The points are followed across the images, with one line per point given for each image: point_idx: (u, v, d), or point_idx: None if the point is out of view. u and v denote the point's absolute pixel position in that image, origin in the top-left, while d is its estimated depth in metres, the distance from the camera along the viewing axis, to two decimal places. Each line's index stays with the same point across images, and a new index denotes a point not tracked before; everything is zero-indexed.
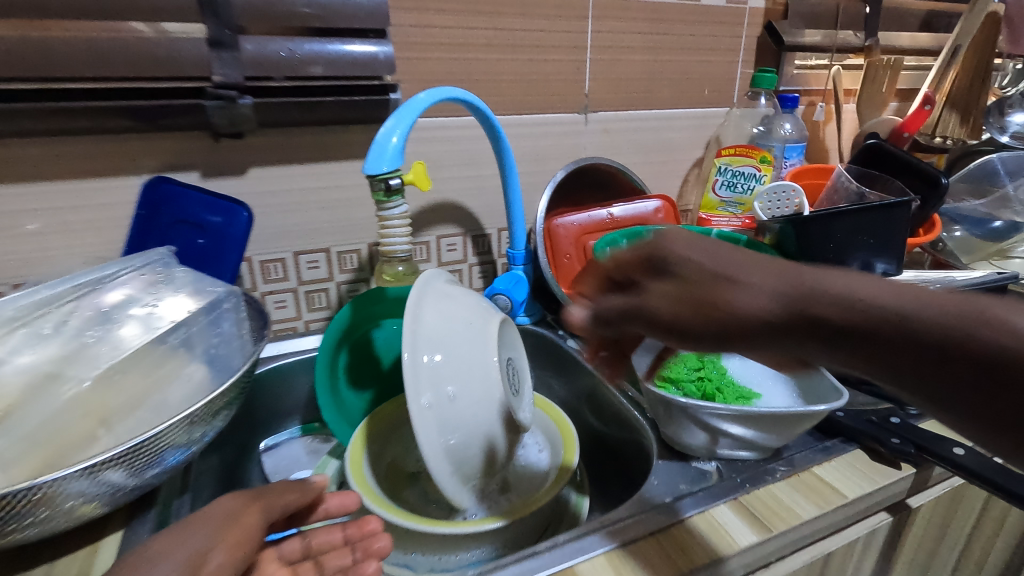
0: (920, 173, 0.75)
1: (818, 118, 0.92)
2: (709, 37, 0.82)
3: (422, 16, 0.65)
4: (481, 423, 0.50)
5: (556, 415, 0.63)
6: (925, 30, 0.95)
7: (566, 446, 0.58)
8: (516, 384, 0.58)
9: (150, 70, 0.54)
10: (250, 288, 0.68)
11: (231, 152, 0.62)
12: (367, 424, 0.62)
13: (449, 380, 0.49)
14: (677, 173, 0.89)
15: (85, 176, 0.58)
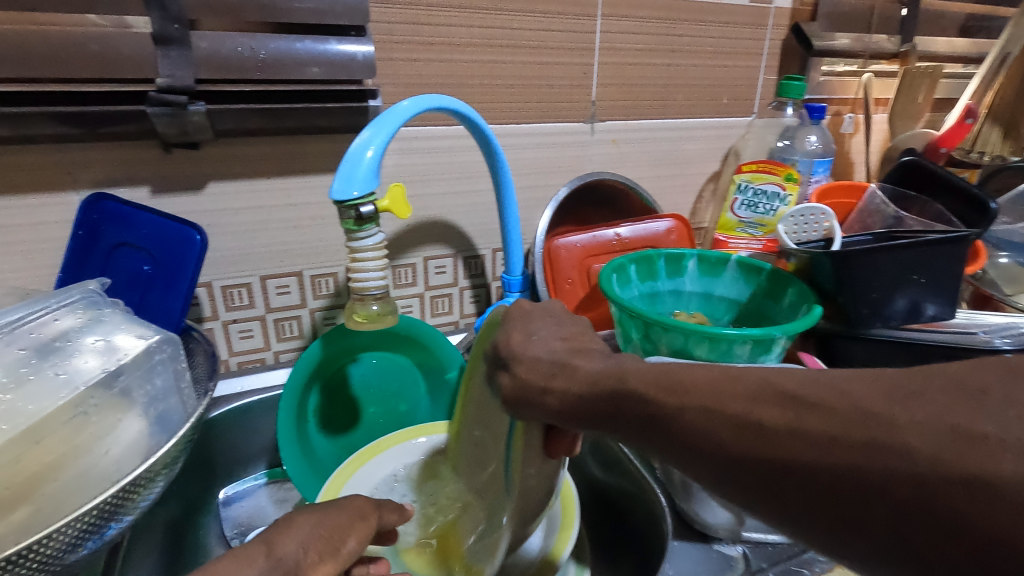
0: (967, 196, 0.67)
1: (846, 130, 0.84)
2: (730, 40, 0.74)
3: (407, 12, 0.57)
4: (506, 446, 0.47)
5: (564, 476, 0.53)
6: (964, 35, 0.87)
7: (566, 516, 0.50)
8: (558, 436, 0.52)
9: (81, 69, 0.46)
10: (209, 316, 0.60)
11: (185, 165, 0.54)
12: (353, 459, 0.55)
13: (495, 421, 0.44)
14: (691, 188, 0.81)
15: (9, 191, 0.50)
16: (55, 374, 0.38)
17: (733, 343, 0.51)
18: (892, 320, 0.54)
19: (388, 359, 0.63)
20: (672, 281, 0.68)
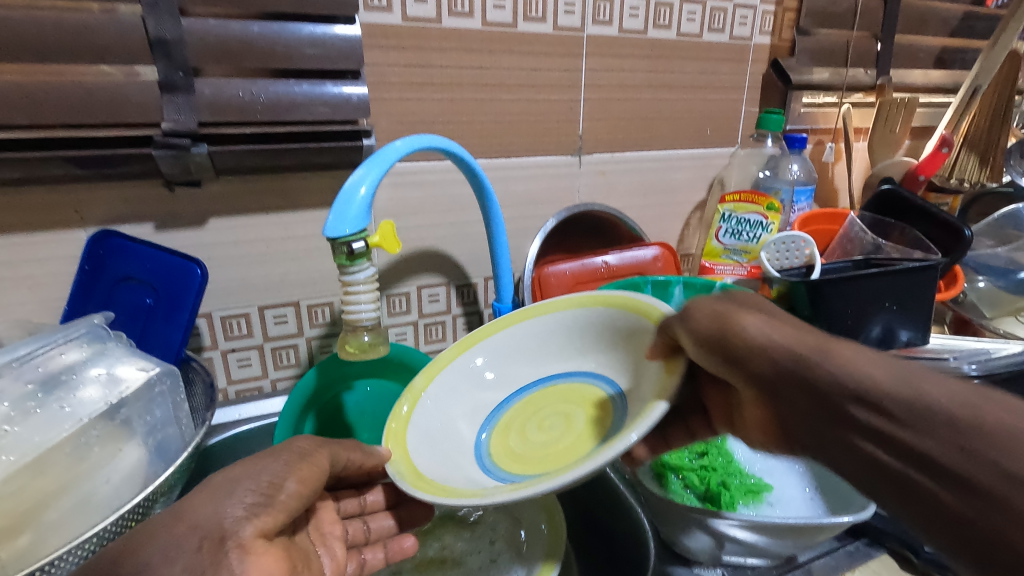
0: (944, 224, 0.69)
1: (827, 158, 0.87)
2: (712, 75, 0.77)
3: (400, 55, 0.60)
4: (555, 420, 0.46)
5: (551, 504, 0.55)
6: (939, 67, 0.90)
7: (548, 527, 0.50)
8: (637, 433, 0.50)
9: (90, 115, 0.49)
10: (209, 346, 0.62)
11: (187, 203, 0.57)
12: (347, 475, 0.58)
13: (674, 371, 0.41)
14: (678, 216, 0.84)
15: (19, 229, 0.52)
16: (61, 407, 0.40)
17: None
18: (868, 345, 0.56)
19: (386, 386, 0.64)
20: None
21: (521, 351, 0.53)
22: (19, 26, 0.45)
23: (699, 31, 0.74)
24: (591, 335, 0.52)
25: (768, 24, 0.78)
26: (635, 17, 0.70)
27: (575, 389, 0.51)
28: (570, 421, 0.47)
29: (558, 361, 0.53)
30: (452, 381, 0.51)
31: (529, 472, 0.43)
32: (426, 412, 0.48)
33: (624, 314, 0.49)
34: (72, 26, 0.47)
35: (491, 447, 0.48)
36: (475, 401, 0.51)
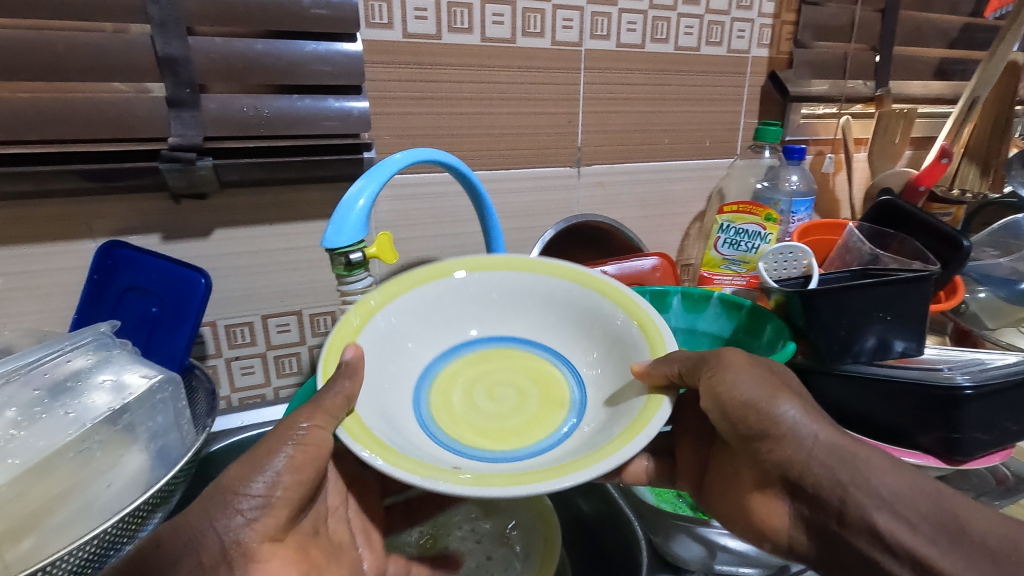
0: (942, 235, 0.70)
1: (826, 169, 0.87)
2: (710, 87, 0.78)
3: (401, 71, 0.62)
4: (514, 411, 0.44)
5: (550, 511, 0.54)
6: (939, 78, 0.91)
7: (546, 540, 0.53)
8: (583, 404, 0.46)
9: (99, 130, 0.51)
10: (213, 354, 0.64)
11: (193, 215, 0.58)
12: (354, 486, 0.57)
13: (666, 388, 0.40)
14: (678, 227, 0.84)
15: (30, 240, 0.54)
16: (65, 412, 0.42)
17: None
18: (863, 354, 0.56)
19: None
20: None
21: (489, 297, 0.51)
22: (33, 47, 0.47)
23: (696, 45, 0.75)
24: (568, 311, 0.50)
25: (766, 37, 0.78)
26: (633, 31, 0.71)
27: (530, 361, 0.49)
28: (523, 398, 0.46)
29: (525, 321, 0.51)
30: (409, 313, 0.48)
31: (457, 443, 0.42)
32: (380, 347, 0.45)
33: (612, 309, 0.47)
34: (83, 46, 0.49)
35: (430, 397, 0.46)
36: (427, 340, 0.49)
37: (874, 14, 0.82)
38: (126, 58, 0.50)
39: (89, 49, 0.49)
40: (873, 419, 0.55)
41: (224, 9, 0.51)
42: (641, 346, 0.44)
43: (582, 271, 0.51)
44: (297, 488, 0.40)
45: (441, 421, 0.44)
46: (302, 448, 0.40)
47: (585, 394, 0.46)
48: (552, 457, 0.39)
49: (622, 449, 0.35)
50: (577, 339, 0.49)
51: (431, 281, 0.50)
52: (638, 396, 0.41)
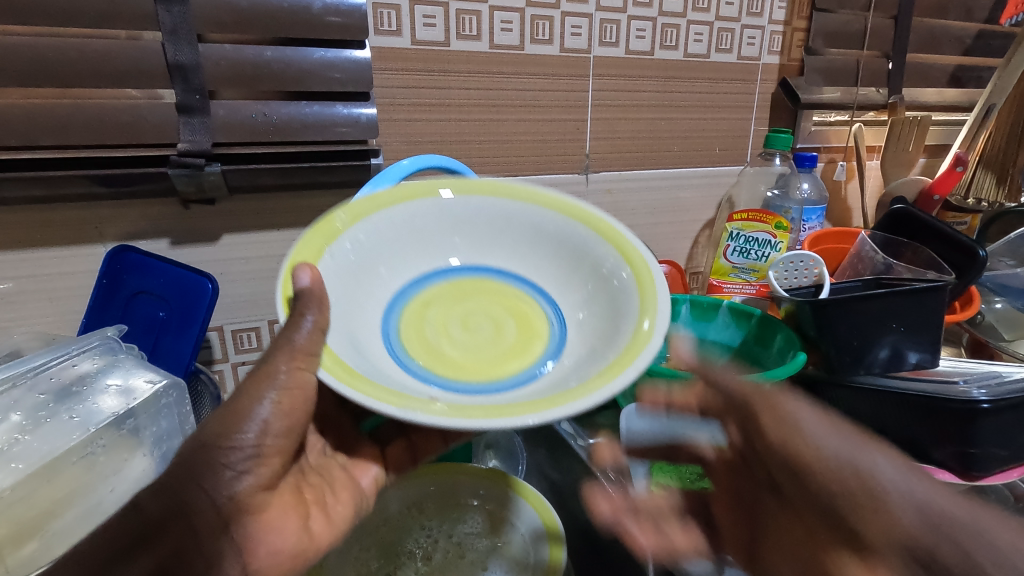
0: (958, 245, 0.68)
1: (838, 176, 0.86)
2: (720, 93, 0.78)
3: (409, 78, 0.62)
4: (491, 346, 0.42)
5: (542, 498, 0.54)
6: (954, 86, 0.90)
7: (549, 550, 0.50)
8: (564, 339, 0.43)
9: (110, 136, 0.51)
10: (220, 358, 0.64)
11: (201, 220, 0.59)
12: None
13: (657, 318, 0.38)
14: (687, 234, 0.84)
15: (42, 244, 0.54)
16: (70, 416, 0.42)
17: None
18: (876, 366, 0.55)
19: None
20: None
21: (461, 221, 0.47)
22: (46, 53, 0.48)
23: (706, 52, 0.75)
24: (546, 241, 0.47)
25: (776, 44, 0.78)
26: (642, 39, 0.71)
27: (506, 291, 0.46)
28: (500, 330, 0.44)
29: (498, 248, 0.47)
30: (374, 234, 0.44)
31: (430, 372, 0.39)
32: (339, 271, 0.41)
33: (596, 241, 0.45)
34: (96, 52, 0.49)
35: (401, 321, 0.43)
36: (393, 266, 0.45)
37: (887, 21, 0.81)
38: (137, 65, 0.50)
39: (101, 56, 0.49)
40: (887, 432, 0.54)
41: (235, 17, 0.52)
42: (629, 279, 0.42)
43: (561, 198, 0.48)
44: (284, 436, 0.41)
45: (410, 352, 0.41)
46: (287, 394, 0.40)
47: (565, 330, 0.44)
48: (534, 390, 0.37)
49: (611, 383, 0.34)
50: (557, 271, 0.47)
51: (396, 200, 0.45)
52: (625, 327, 0.39)
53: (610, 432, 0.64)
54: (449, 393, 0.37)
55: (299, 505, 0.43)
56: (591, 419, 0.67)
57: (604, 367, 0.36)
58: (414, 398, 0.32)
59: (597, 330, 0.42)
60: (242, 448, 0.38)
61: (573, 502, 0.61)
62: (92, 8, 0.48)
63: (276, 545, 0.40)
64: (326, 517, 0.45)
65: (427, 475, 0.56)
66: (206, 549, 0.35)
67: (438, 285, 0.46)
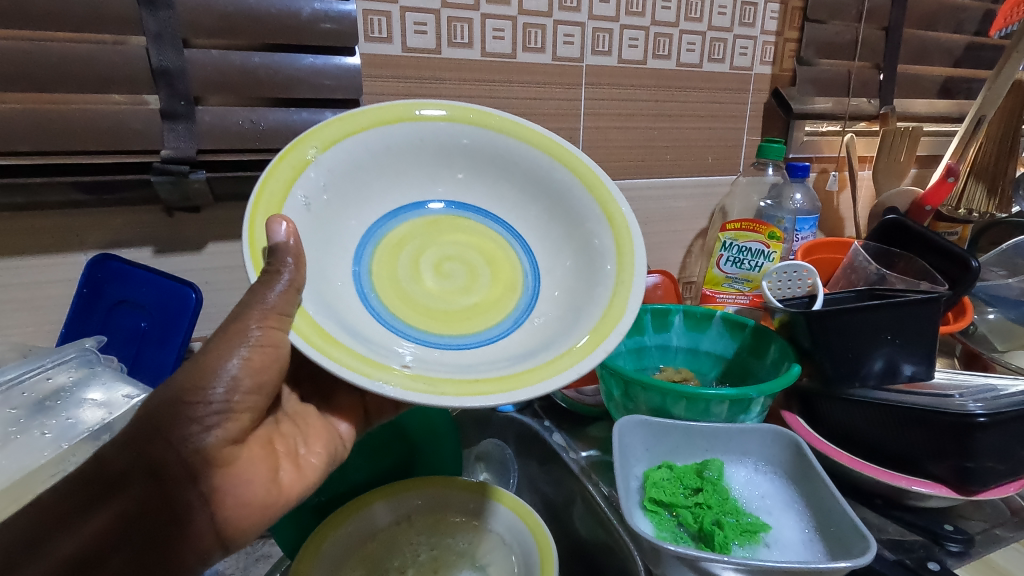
0: (950, 254, 0.68)
1: (831, 187, 0.87)
2: (712, 103, 0.77)
3: (400, 85, 0.61)
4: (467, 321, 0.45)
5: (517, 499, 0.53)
6: (944, 97, 0.90)
7: (542, 563, 0.47)
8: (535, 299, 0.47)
9: (91, 143, 0.50)
10: None
11: (187, 228, 0.58)
12: (342, 511, 0.52)
13: (631, 291, 0.43)
14: (680, 244, 0.83)
15: (21, 253, 0.53)
16: (42, 432, 0.42)
17: (711, 402, 0.53)
18: (873, 376, 0.54)
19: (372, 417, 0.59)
20: (658, 335, 0.67)
21: (442, 152, 0.49)
22: (27, 57, 0.46)
23: (698, 61, 0.75)
24: (529, 184, 0.50)
25: (769, 54, 0.78)
26: (634, 48, 0.71)
27: (480, 234, 0.50)
28: (474, 277, 0.48)
29: (477, 185, 0.51)
30: (350, 159, 0.45)
31: (407, 319, 0.43)
32: (314, 202, 0.43)
33: (581, 193, 0.49)
34: (78, 57, 0.48)
35: (378, 257, 0.47)
36: (370, 196, 0.47)
37: (878, 32, 0.81)
38: (120, 70, 0.49)
39: (84, 61, 0.48)
40: (883, 446, 0.53)
41: (222, 22, 0.51)
42: (609, 243, 0.46)
43: (551, 140, 0.50)
44: (256, 392, 0.39)
45: (382, 292, 0.45)
46: (258, 350, 0.37)
47: (535, 279, 0.49)
48: (499, 353, 0.42)
49: (577, 364, 0.38)
50: (534, 217, 0.51)
51: (375, 125, 0.46)
52: (598, 296, 0.44)
53: (602, 444, 0.63)
54: (421, 347, 0.41)
55: (269, 456, 0.41)
56: (583, 431, 0.66)
57: (573, 343, 0.40)
58: (384, 370, 0.35)
59: (568, 292, 0.47)
60: (211, 403, 0.36)
61: (566, 516, 0.60)
62: (75, 11, 0.47)
63: (244, 498, 0.38)
64: (298, 470, 0.43)
65: (412, 489, 0.55)
66: (171, 500, 0.35)
67: (416, 221, 0.49)
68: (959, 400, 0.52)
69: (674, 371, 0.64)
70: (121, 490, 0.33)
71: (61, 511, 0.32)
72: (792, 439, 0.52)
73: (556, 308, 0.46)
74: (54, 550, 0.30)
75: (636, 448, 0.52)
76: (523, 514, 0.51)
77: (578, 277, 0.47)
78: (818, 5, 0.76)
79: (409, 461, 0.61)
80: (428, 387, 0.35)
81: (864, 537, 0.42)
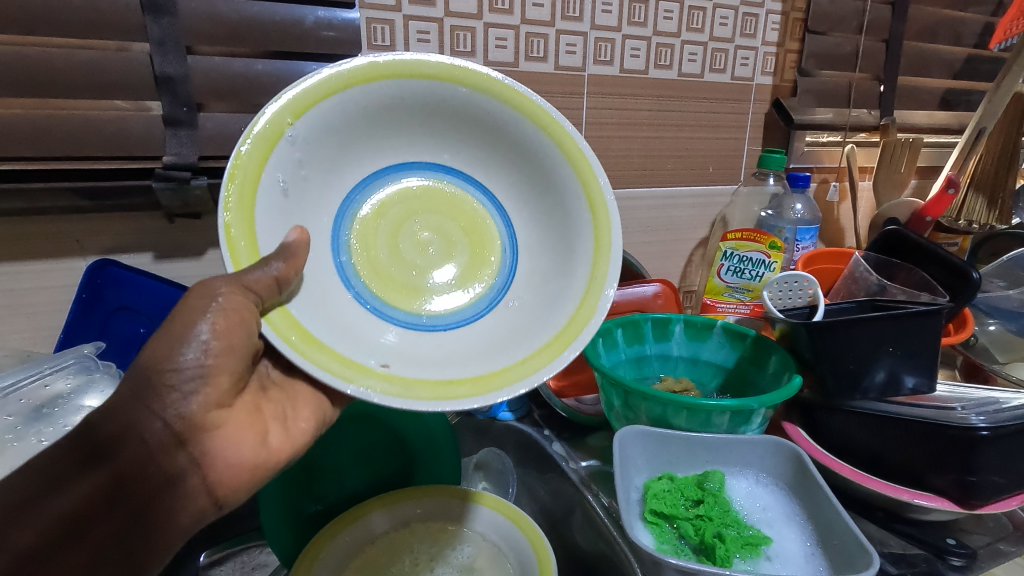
0: (949, 266, 0.68)
1: (831, 197, 0.87)
2: (713, 113, 0.78)
3: None
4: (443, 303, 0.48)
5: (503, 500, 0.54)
6: (943, 108, 0.91)
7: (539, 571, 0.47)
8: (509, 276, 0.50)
9: (92, 148, 0.50)
10: None
11: (188, 233, 0.58)
12: (340, 518, 0.52)
13: (603, 287, 0.45)
14: (680, 253, 0.83)
15: (19, 257, 0.53)
16: (38, 440, 0.42)
17: (711, 412, 0.52)
18: (873, 387, 0.54)
19: (357, 417, 0.58)
20: (658, 344, 0.67)
21: (425, 114, 0.47)
22: (29, 61, 0.46)
23: (700, 71, 0.75)
24: (516, 153, 0.49)
25: (770, 64, 0.78)
26: (636, 58, 0.71)
27: (462, 204, 0.50)
28: (452, 251, 0.49)
29: (459, 152, 0.50)
30: (325, 126, 0.43)
31: (386, 299, 0.46)
32: (290, 180, 0.42)
33: (567, 172, 0.48)
34: (80, 62, 0.48)
35: (358, 227, 0.47)
36: (350, 161, 0.46)
37: (878, 44, 0.82)
38: (123, 76, 0.49)
39: (86, 67, 0.48)
40: (884, 457, 0.53)
41: (226, 29, 0.51)
42: (587, 232, 0.48)
43: (544, 109, 0.47)
44: (229, 354, 0.38)
45: (362, 268, 0.47)
46: (222, 314, 0.36)
47: (512, 256, 0.50)
48: (472, 340, 0.45)
49: (545, 368, 0.41)
50: (516, 189, 0.51)
51: (352, 85, 0.42)
52: (571, 291, 0.46)
53: (601, 453, 0.63)
54: (400, 333, 0.45)
55: (256, 421, 0.40)
56: (582, 441, 0.65)
57: (543, 343, 0.43)
58: (365, 373, 0.38)
59: (543, 277, 0.49)
60: (184, 370, 0.36)
61: (565, 526, 0.60)
62: (79, 17, 0.47)
63: (233, 461, 0.38)
64: (287, 432, 0.42)
65: (413, 498, 0.55)
66: (160, 464, 0.35)
67: (396, 189, 0.49)
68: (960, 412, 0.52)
69: (674, 381, 0.63)
70: (110, 454, 0.34)
71: (51, 474, 0.32)
72: (792, 450, 0.51)
73: (530, 291, 0.49)
74: (50, 508, 0.31)
75: (636, 459, 0.52)
76: (519, 522, 0.51)
77: (555, 263, 0.49)
78: (818, 17, 0.77)
79: (402, 459, 0.60)
80: (404, 390, 0.37)
81: (866, 551, 0.41)
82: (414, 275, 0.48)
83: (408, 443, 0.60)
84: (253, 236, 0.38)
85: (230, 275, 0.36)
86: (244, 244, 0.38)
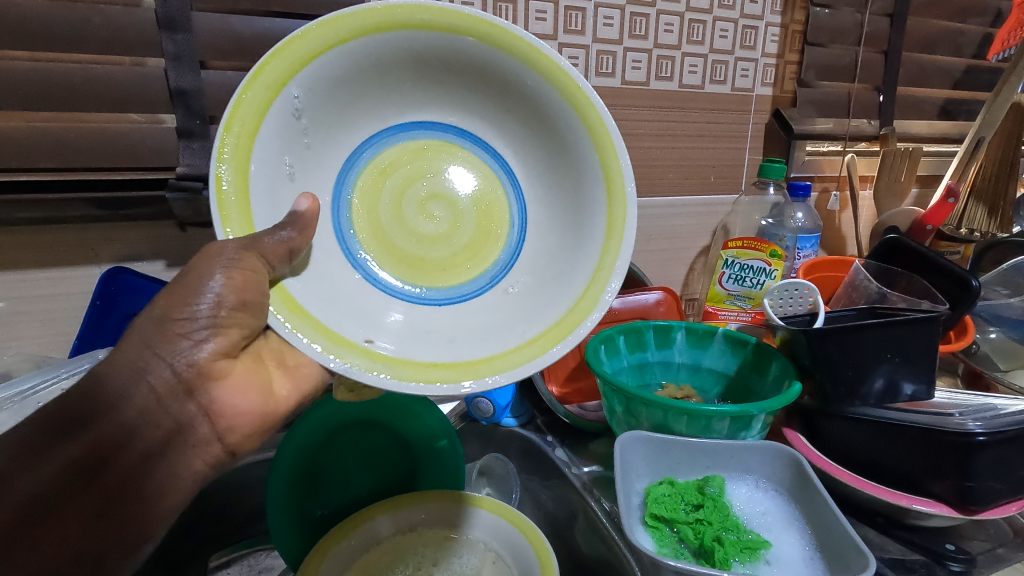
0: (952, 275, 0.69)
1: (832, 207, 0.88)
2: (715, 124, 0.79)
3: None
4: (447, 273, 0.50)
5: (505, 505, 0.54)
6: (944, 118, 0.92)
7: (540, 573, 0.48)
8: (514, 247, 0.51)
9: (109, 158, 0.51)
10: None
11: (200, 241, 0.59)
12: (343, 524, 0.52)
13: (610, 277, 0.45)
14: (683, 262, 0.84)
15: (36, 265, 0.54)
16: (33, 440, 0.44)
17: (712, 418, 0.53)
18: (872, 392, 0.54)
19: (366, 423, 0.59)
20: (660, 351, 0.68)
21: (442, 69, 0.47)
22: (49, 75, 0.48)
23: (700, 82, 0.76)
24: (534, 120, 0.49)
25: (770, 76, 0.79)
26: (638, 70, 0.72)
27: (471, 170, 0.51)
28: (456, 221, 0.50)
29: (473, 114, 0.50)
30: (332, 77, 0.43)
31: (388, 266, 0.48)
32: (295, 163, 0.44)
33: (587, 146, 0.48)
34: (98, 77, 0.50)
35: (362, 185, 0.48)
36: (358, 114, 0.47)
37: (877, 55, 0.83)
38: (138, 89, 0.51)
39: (104, 82, 0.50)
40: (883, 463, 0.53)
41: (237, 44, 0.53)
42: (601, 214, 0.47)
43: (569, 75, 0.46)
44: (243, 310, 0.39)
45: (361, 229, 0.48)
46: (235, 271, 0.37)
47: (521, 230, 0.51)
48: (469, 317, 0.47)
49: (536, 359, 0.42)
50: (531, 158, 0.51)
51: (364, 34, 0.42)
52: (576, 276, 0.46)
53: (602, 457, 0.63)
54: (401, 306, 0.47)
55: (260, 369, 0.43)
56: (585, 447, 0.66)
57: (539, 333, 0.44)
58: (349, 350, 0.39)
59: (549, 257, 0.49)
60: (196, 319, 0.38)
61: (567, 532, 0.60)
62: (99, 33, 0.49)
63: (242, 409, 0.41)
64: (297, 382, 0.45)
65: (417, 503, 0.55)
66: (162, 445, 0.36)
67: (405, 146, 0.50)
68: (957, 419, 0.52)
69: (676, 388, 0.64)
70: (119, 406, 0.36)
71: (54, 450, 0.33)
72: (790, 456, 0.52)
73: (535, 269, 0.50)
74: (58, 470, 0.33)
75: (637, 462, 0.53)
76: (521, 526, 0.52)
77: (563, 243, 0.49)
78: (817, 29, 0.78)
79: (410, 465, 0.61)
80: (388, 370, 0.39)
81: (863, 555, 0.42)
82: (414, 240, 0.49)
83: (415, 450, 0.61)
84: (246, 193, 0.40)
85: (243, 240, 0.38)
86: (235, 199, 0.40)
